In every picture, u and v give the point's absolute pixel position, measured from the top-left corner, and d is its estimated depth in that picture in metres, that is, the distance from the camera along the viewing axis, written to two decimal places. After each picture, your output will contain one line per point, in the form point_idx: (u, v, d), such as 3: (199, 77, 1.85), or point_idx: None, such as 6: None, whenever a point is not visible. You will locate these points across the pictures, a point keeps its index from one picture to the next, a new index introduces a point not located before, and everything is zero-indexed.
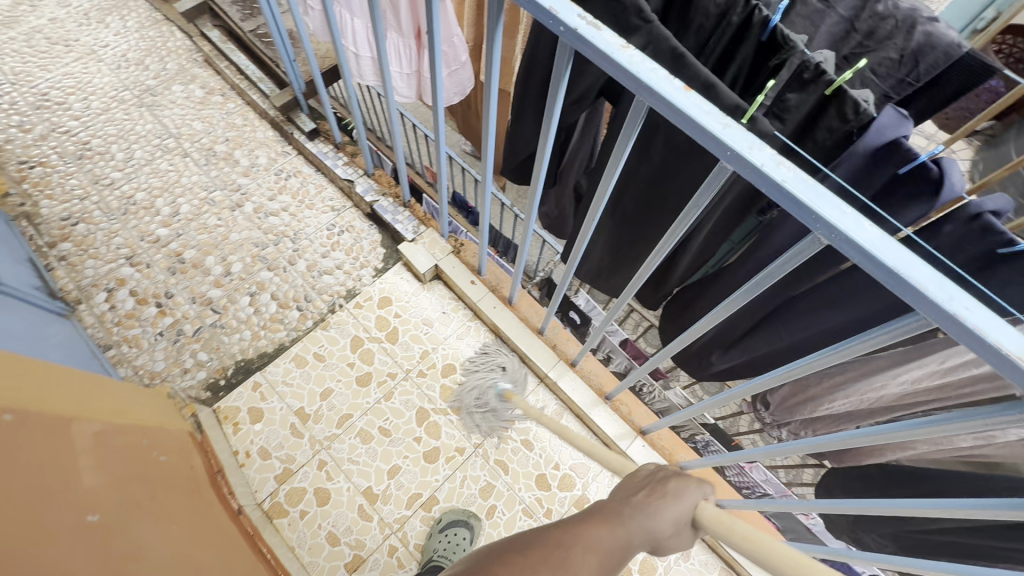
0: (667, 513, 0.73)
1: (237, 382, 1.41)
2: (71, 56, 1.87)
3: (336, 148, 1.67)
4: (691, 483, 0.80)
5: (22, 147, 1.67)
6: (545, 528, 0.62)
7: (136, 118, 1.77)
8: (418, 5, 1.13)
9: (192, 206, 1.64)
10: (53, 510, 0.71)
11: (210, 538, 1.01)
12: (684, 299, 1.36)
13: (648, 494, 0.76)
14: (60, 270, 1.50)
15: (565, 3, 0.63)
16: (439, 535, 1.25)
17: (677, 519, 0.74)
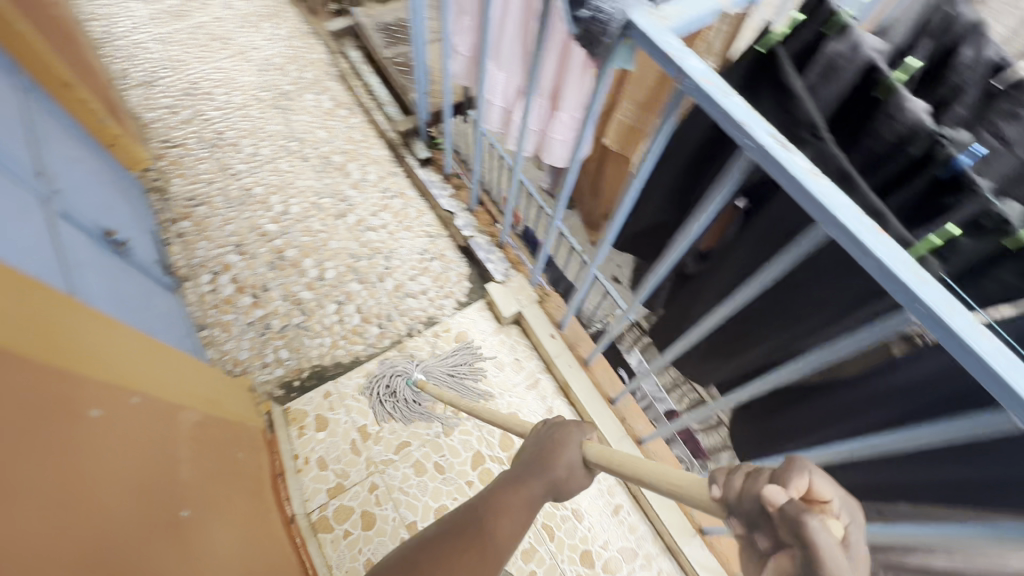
0: (562, 462, 0.74)
1: (311, 385, 1.46)
2: (224, 53, 2.05)
3: (443, 178, 1.75)
4: (576, 421, 0.79)
5: (167, 127, 1.84)
6: (460, 513, 0.69)
7: (269, 118, 1.90)
8: (565, 73, 1.16)
9: (301, 208, 1.73)
10: (155, 503, 0.74)
11: (266, 547, 1.01)
12: (759, 406, 1.22)
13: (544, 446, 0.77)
14: (175, 246, 1.61)
15: (758, 118, 0.62)
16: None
17: (572, 467, 0.74)
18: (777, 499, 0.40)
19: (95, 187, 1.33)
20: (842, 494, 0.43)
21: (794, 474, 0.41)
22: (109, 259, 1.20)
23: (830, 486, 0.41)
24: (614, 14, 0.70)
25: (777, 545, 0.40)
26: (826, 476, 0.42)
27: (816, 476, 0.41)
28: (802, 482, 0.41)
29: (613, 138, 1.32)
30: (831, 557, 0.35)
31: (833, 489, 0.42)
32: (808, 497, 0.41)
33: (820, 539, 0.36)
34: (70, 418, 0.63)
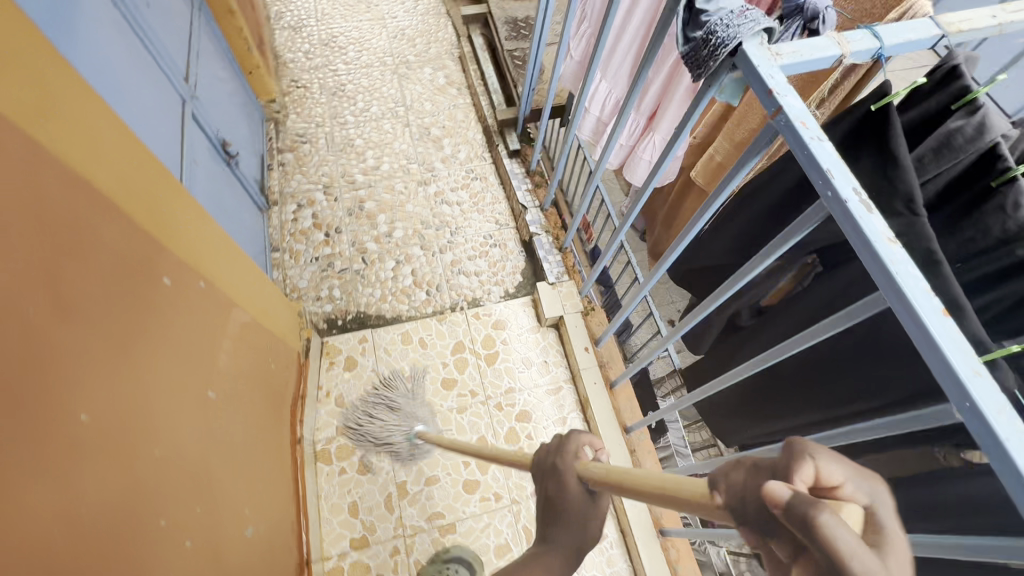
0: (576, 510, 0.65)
1: (351, 328, 1.54)
2: (366, 15, 2.23)
3: (526, 173, 1.77)
4: (565, 438, 0.70)
5: (299, 70, 2.03)
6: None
7: (387, 81, 2.04)
8: (668, 94, 1.15)
9: (391, 167, 1.84)
10: (192, 376, 0.82)
11: (269, 454, 1.09)
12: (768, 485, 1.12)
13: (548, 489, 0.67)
14: (275, 173, 1.78)
15: (845, 172, 0.59)
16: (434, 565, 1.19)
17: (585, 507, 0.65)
18: (784, 497, 0.36)
19: (226, 103, 1.50)
20: (868, 476, 0.39)
21: (799, 467, 0.39)
22: (219, 166, 1.35)
23: (842, 468, 0.39)
24: (728, 39, 0.69)
25: (799, 553, 0.37)
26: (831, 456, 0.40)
27: (823, 461, 0.39)
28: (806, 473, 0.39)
29: (700, 172, 1.30)
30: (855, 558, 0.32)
31: (836, 468, 0.39)
32: (818, 485, 0.39)
33: (839, 542, 0.33)
34: (148, 280, 0.72)
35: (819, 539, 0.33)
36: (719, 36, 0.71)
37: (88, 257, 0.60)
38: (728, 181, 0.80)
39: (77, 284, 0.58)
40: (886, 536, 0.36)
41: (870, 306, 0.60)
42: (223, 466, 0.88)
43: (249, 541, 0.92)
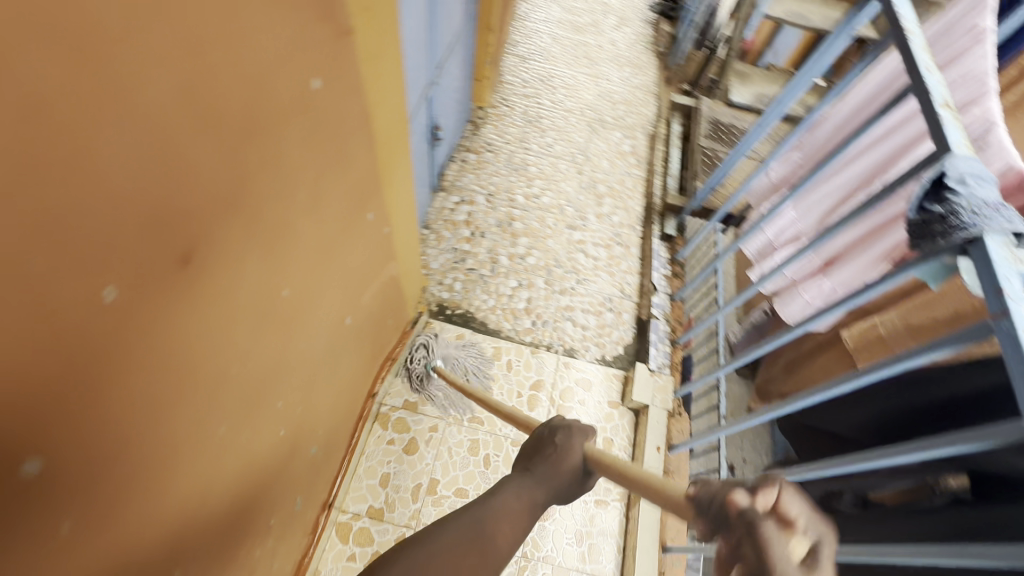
0: (575, 471, 0.65)
1: (454, 321, 1.63)
2: (585, 69, 2.44)
3: (669, 261, 1.85)
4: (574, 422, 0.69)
5: (511, 92, 2.26)
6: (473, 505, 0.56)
7: (579, 129, 2.20)
8: (860, 250, 1.11)
9: (550, 201, 1.96)
10: (346, 301, 0.93)
11: (353, 393, 1.17)
12: None
13: (556, 442, 0.66)
14: (454, 165, 1.97)
15: None
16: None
17: (579, 486, 0.65)
18: (743, 502, 0.46)
19: (451, 96, 1.70)
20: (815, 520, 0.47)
21: (765, 484, 0.47)
22: (425, 143, 1.53)
23: (799, 505, 0.46)
24: (969, 226, 0.67)
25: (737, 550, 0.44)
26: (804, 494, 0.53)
27: (787, 496, 0.46)
28: (741, 500, 0.47)
29: (854, 337, 1.22)
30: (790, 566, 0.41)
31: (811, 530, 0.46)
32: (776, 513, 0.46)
33: (778, 546, 0.42)
34: (361, 212, 0.84)
35: (763, 545, 0.42)
36: (956, 222, 0.70)
37: (342, 174, 0.72)
38: (909, 359, 0.77)
39: (327, 189, 0.70)
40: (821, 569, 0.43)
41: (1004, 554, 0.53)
42: (327, 384, 0.97)
43: (309, 458, 0.99)
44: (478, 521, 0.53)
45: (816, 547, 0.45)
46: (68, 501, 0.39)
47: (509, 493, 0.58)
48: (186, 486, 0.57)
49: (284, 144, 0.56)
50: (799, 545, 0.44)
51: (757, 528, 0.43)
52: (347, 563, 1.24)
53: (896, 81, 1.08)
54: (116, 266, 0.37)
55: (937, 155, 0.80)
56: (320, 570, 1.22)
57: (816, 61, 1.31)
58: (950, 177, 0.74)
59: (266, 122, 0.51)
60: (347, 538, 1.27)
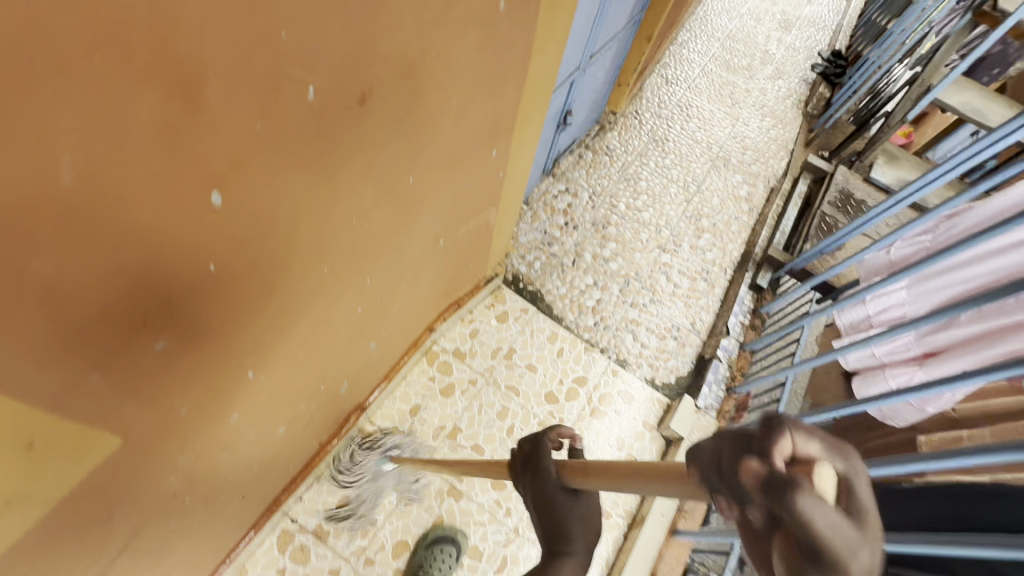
0: (570, 500, 0.55)
1: (523, 295, 1.68)
2: (726, 108, 2.41)
3: (751, 310, 1.80)
4: (537, 440, 0.60)
5: (646, 108, 2.29)
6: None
7: (700, 161, 2.18)
8: (965, 347, 1.03)
9: (650, 218, 1.96)
10: (447, 224, 1.01)
11: (417, 316, 1.26)
12: None
13: (536, 496, 0.56)
14: (570, 157, 2.03)
15: None
16: (425, 550, 1.24)
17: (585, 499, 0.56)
18: (757, 475, 0.27)
19: (591, 91, 1.77)
20: (840, 440, 0.29)
21: (768, 445, 0.27)
22: (553, 125, 1.60)
23: (817, 433, 0.28)
24: None
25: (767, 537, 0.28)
26: (811, 427, 0.28)
27: (801, 433, 0.28)
28: (752, 473, 0.27)
29: (931, 445, 1.13)
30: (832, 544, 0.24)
31: (842, 451, 0.28)
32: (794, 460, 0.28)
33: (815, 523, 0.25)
34: (488, 145, 0.92)
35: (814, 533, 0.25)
36: None
37: (487, 100, 0.80)
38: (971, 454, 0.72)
39: (472, 107, 0.77)
40: (863, 514, 0.27)
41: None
42: (404, 292, 1.05)
43: (366, 351, 1.08)
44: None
45: (853, 484, 0.27)
46: (222, 246, 0.47)
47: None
48: (285, 305, 0.65)
49: (458, 46, 0.64)
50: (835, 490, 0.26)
51: (785, 503, 0.25)
52: (358, 468, 1.32)
53: None
54: (322, 73, 0.45)
55: None
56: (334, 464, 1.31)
57: (982, 146, 1.20)
58: None
59: (454, 18, 0.59)
60: (365, 446, 1.35)
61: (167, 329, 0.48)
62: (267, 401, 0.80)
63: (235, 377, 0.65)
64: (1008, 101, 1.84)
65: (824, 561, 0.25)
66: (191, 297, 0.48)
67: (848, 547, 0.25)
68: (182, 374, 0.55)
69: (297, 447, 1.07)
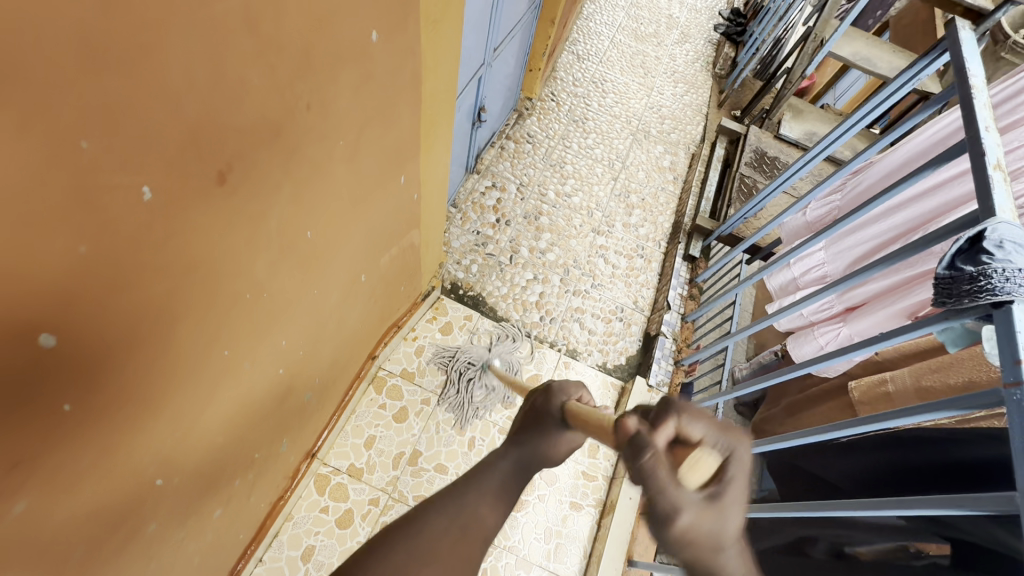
0: (559, 433, 0.60)
1: (465, 302, 1.64)
2: (639, 78, 2.43)
3: (688, 281, 1.84)
4: (558, 385, 0.65)
5: (562, 88, 2.27)
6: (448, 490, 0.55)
7: (621, 136, 2.19)
8: (881, 298, 1.10)
9: (581, 201, 1.96)
10: (366, 258, 0.95)
11: (353, 350, 1.19)
12: None
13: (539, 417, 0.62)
14: (493, 150, 1.98)
15: None
16: None
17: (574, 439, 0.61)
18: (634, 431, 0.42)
19: (501, 81, 1.71)
20: (726, 437, 0.41)
21: (662, 423, 0.42)
22: (468, 123, 1.54)
23: (700, 428, 0.41)
24: (998, 291, 0.64)
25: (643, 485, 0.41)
26: (702, 421, 0.41)
27: (686, 420, 0.41)
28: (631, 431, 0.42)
29: (860, 390, 1.20)
30: (662, 495, 0.37)
31: (713, 439, 0.40)
32: (680, 439, 0.42)
33: (653, 475, 0.38)
34: (394, 173, 0.86)
35: (646, 472, 0.38)
36: (987, 284, 0.65)
37: (382, 132, 0.74)
38: (924, 411, 0.75)
39: (366, 143, 0.71)
40: (722, 489, 0.38)
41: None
42: (332, 335, 0.99)
43: (302, 404, 1.02)
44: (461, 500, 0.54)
45: (728, 463, 0.40)
46: (76, 384, 0.41)
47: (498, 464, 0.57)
48: (187, 401, 0.59)
49: (332, 92, 0.57)
50: (705, 469, 0.39)
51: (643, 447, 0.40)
52: (319, 514, 1.26)
53: (958, 136, 1.04)
54: (157, 167, 0.39)
55: (979, 216, 0.76)
56: (293, 515, 1.24)
57: (873, 105, 1.26)
58: (988, 238, 0.69)
59: (319, 65, 0.53)
60: (323, 490, 1.29)
61: (23, 492, 0.41)
62: (191, 493, 0.73)
63: (140, 491, 0.59)
64: (893, 47, 1.94)
65: (660, 508, 0.36)
66: (48, 447, 0.41)
67: (677, 495, 0.36)
68: (64, 514, 0.48)
69: (243, 515, 1.00)
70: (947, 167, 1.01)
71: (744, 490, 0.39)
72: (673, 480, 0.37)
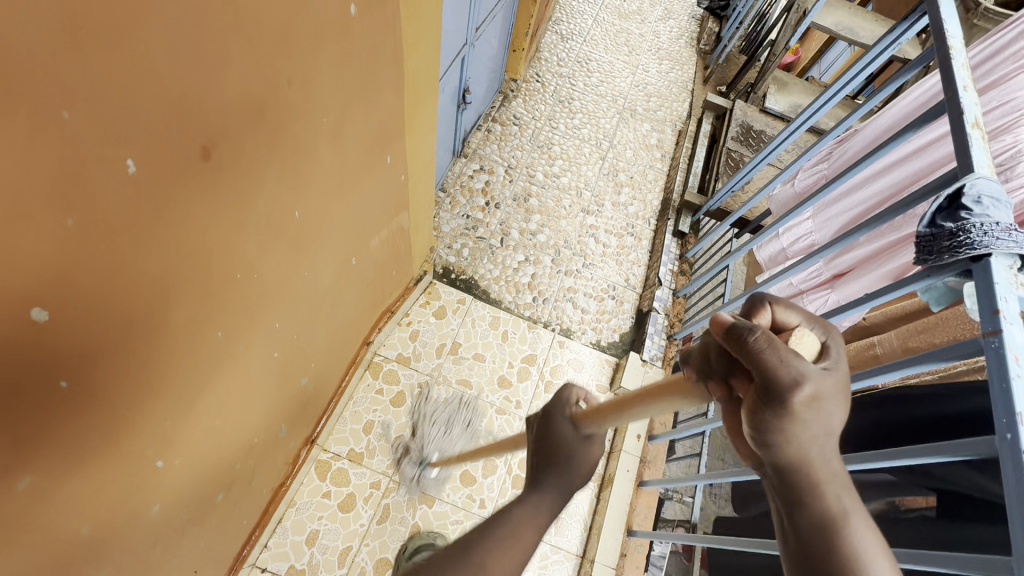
0: (580, 448, 0.57)
1: (457, 286, 1.65)
2: (624, 57, 2.42)
3: (678, 257, 1.85)
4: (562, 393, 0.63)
5: (546, 69, 2.25)
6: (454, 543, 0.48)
7: (608, 115, 2.18)
8: (867, 263, 1.12)
9: (570, 182, 1.96)
10: (355, 241, 0.95)
11: (348, 335, 1.20)
12: None
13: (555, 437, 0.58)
14: (479, 134, 1.97)
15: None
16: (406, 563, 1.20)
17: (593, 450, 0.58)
18: (726, 323, 0.37)
19: (485, 63, 1.70)
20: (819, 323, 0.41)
21: (756, 311, 0.42)
22: (453, 106, 1.53)
23: (795, 315, 0.41)
24: (977, 244, 0.65)
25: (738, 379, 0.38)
26: (795, 310, 0.41)
27: (779, 308, 0.42)
28: (724, 323, 0.37)
29: (850, 355, 1.23)
30: (779, 371, 0.35)
31: (811, 321, 0.41)
32: (774, 328, 0.42)
33: (769, 353, 0.35)
34: (380, 153, 0.86)
35: (757, 354, 0.35)
36: (966, 239, 0.66)
37: (366, 110, 0.74)
38: (904, 367, 0.77)
39: (350, 122, 0.71)
40: (825, 364, 0.38)
41: (990, 565, 0.50)
42: (325, 320, 0.99)
43: (299, 389, 1.02)
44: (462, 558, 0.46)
45: (826, 344, 0.40)
46: (70, 357, 0.41)
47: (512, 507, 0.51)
48: (185, 381, 0.60)
49: (314, 67, 0.57)
50: (807, 347, 0.39)
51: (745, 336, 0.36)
52: (321, 499, 1.28)
53: (939, 98, 1.05)
54: (140, 139, 0.39)
55: (958, 173, 0.77)
56: (295, 501, 1.26)
57: (856, 71, 1.27)
58: (966, 194, 0.70)
59: (299, 39, 0.52)
60: (324, 475, 1.30)
61: (27, 468, 0.42)
62: (193, 476, 0.74)
63: (141, 472, 0.59)
64: (875, 16, 1.95)
65: (777, 387, 0.35)
66: (50, 423, 0.42)
67: (792, 373, 0.35)
68: (68, 493, 0.48)
69: (246, 501, 1.01)
70: (928, 130, 1.02)
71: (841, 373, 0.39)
72: (789, 355, 0.36)
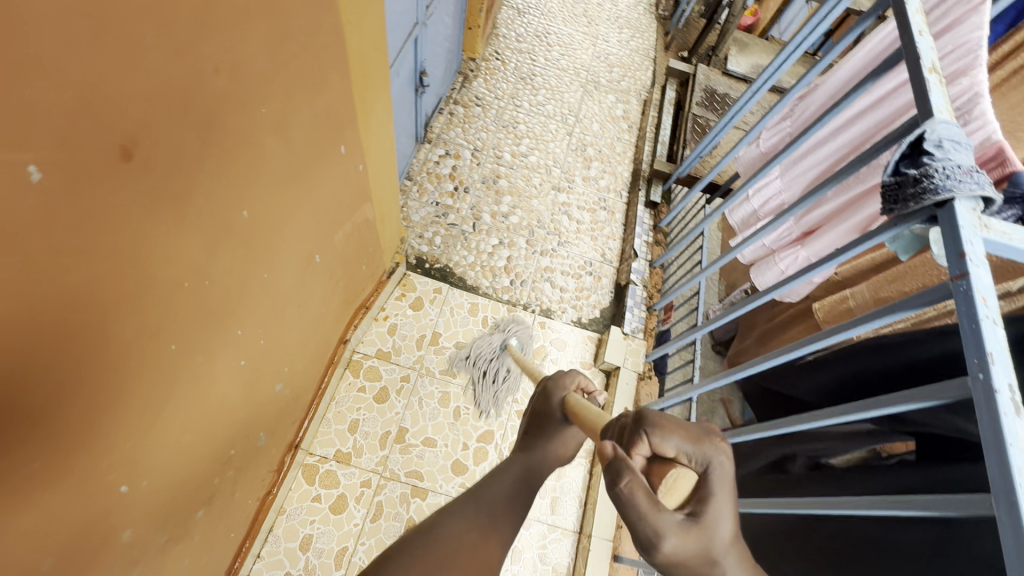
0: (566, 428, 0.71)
1: (433, 275, 1.62)
2: (583, 29, 2.37)
3: (652, 228, 1.85)
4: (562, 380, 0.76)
5: (505, 46, 2.19)
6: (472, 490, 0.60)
7: (571, 89, 2.15)
8: (835, 217, 1.13)
9: (538, 160, 1.92)
10: (317, 238, 0.91)
11: (322, 335, 1.17)
12: None
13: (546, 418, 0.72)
14: (442, 117, 1.91)
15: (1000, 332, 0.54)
16: None
17: (577, 431, 0.72)
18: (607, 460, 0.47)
19: (440, 43, 1.64)
20: (702, 450, 0.47)
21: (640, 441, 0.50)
22: (411, 90, 1.48)
23: (673, 446, 0.48)
24: (941, 189, 0.64)
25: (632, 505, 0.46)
26: (677, 437, 0.48)
27: (661, 438, 0.48)
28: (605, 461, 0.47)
29: (824, 309, 1.22)
30: (642, 524, 0.42)
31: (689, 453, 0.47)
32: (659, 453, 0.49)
33: (632, 502, 0.43)
34: (333, 143, 0.81)
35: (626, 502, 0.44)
36: (929, 184, 0.66)
37: (311, 97, 0.70)
38: (876, 318, 0.78)
39: (293, 111, 0.67)
40: (702, 502, 0.44)
41: (972, 505, 0.50)
42: (294, 321, 0.95)
43: (274, 395, 0.99)
44: (478, 500, 0.58)
45: (705, 476, 0.46)
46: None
47: (510, 468, 0.64)
48: (139, 399, 0.56)
49: (244, 52, 0.53)
50: (681, 486, 0.45)
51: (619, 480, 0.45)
52: (312, 503, 1.25)
53: (895, 46, 1.05)
54: (43, 142, 0.35)
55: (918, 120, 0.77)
56: (285, 508, 1.23)
57: (813, 26, 1.26)
58: (928, 140, 0.70)
59: (223, 22, 0.48)
60: (313, 479, 1.28)
61: None
62: (165, 496, 0.70)
63: (104, 499, 0.56)
64: None
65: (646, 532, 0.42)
66: None
67: (657, 521, 0.42)
68: (17, 530, 0.45)
69: (230, 514, 0.98)
70: (887, 79, 1.02)
71: (726, 500, 0.45)
72: (652, 506, 0.43)
